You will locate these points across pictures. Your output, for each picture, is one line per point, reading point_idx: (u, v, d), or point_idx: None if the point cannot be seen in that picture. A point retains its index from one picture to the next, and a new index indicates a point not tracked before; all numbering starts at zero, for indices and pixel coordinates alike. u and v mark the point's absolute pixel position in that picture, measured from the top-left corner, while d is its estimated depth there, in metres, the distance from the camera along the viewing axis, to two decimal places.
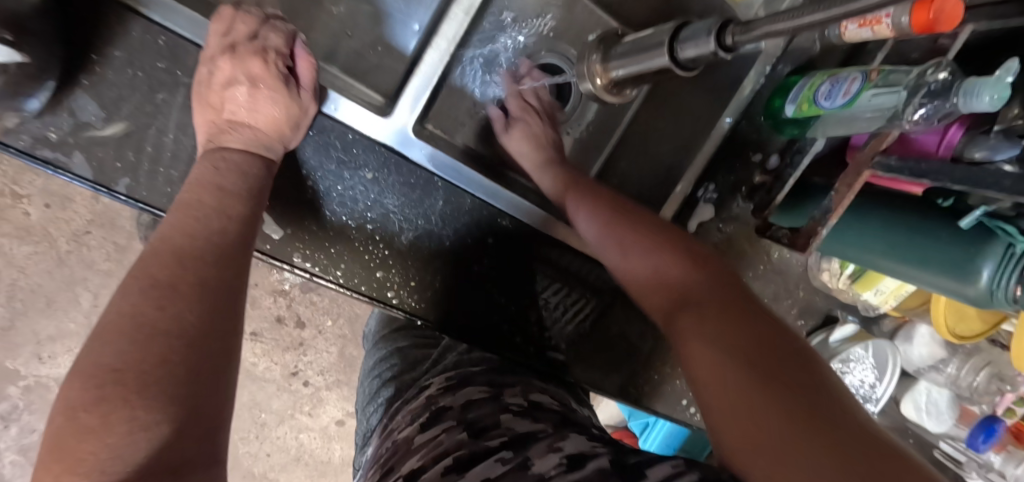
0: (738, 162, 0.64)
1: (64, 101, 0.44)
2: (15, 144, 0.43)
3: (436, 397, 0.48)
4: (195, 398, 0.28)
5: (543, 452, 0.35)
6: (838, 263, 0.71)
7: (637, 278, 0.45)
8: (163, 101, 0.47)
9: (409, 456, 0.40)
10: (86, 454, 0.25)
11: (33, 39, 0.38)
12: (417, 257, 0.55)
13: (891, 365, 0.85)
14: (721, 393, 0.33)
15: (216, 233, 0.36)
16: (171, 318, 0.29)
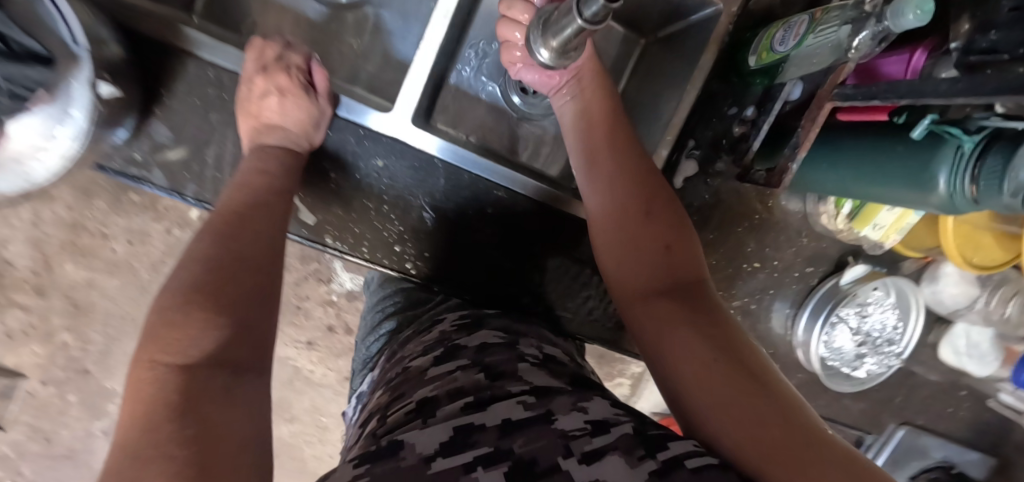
0: (714, 116, 0.69)
1: (144, 129, 0.55)
2: (111, 165, 0.55)
3: (452, 336, 0.51)
4: (246, 317, 0.37)
5: (567, 409, 0.37)
6: (834, 204, 0.73)
7: (636, 251, 0.49)
8: (215, 120, 0.56)
9: (422, 386, 0.43)
10: (173, 336, 0.33)
11: (123, 78, 0.49)
12: (428, 232, 0.64)
13: (914, 303, 0.84)
14: (707, 368, 0.39)
15: (267, 205, 0.46)
16: (234, 258, 0.39)
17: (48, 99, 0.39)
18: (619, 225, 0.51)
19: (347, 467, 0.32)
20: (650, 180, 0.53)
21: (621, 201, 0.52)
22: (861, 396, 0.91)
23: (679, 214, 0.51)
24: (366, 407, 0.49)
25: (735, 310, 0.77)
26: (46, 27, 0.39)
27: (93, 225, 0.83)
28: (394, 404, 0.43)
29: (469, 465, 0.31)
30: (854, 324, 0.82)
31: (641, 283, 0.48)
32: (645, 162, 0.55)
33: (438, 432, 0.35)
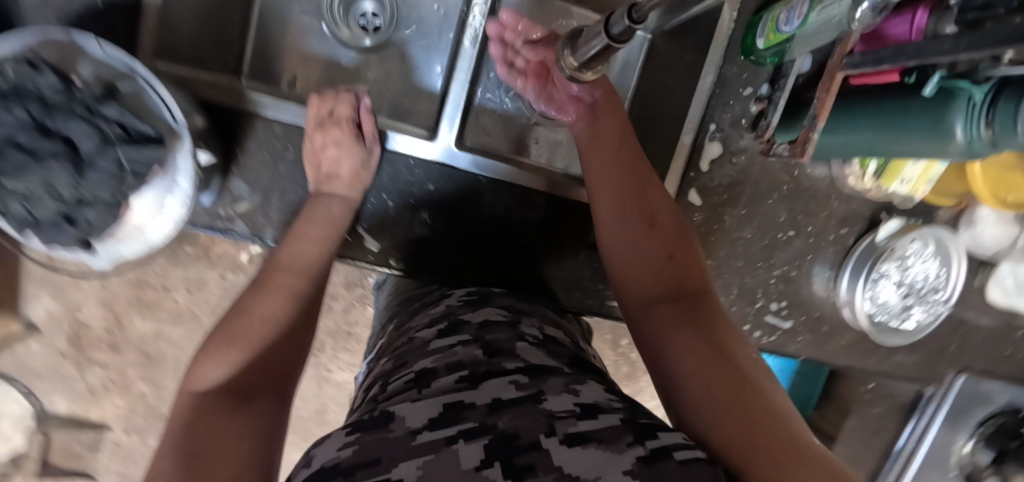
0: (730, 97, 0.73)
1: (225, 186, 0.61)
2: (200, 221, 0.61)
3: (457, 312, 0.55)
4: (267, 365, 0.48)
5: (557, 391, 0.38)
6: (859, 165, 0.75)
7: (643, 259, 0.55)
8: (285, 169, 0.63)
9: (425, 358, 0.46)
10: (209, 366, 0.47)
11: (209, 145, 0.55)
12: (480, 242, 0.71)
13: (954, 249, 0.84)
14: (697, 361, 0.43)
15: (302, 256, 0.56)
16: (267, 312, 0.52)
17: (158, 173, 0.46)
18: (625, 235, 0.56)
19: (338, 436, 0.35)
20: (652, 193, 0.58)
21: (625, 212, 0.57)
22: (913, 350, 0.90)
23: (680, 229, 0.57)
24: (372, 373, 0.54)
25: (776, 279, 0.79)
26: (149, 112, 0.46)
27: (158, 278, 0.90)
28: (395, 375, 0.46)
29: (451, 438, 0.32)
30: (896, 277, 0.84)
31: (647, 289, 0.53)
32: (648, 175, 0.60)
33: (429, 408, 0.36)
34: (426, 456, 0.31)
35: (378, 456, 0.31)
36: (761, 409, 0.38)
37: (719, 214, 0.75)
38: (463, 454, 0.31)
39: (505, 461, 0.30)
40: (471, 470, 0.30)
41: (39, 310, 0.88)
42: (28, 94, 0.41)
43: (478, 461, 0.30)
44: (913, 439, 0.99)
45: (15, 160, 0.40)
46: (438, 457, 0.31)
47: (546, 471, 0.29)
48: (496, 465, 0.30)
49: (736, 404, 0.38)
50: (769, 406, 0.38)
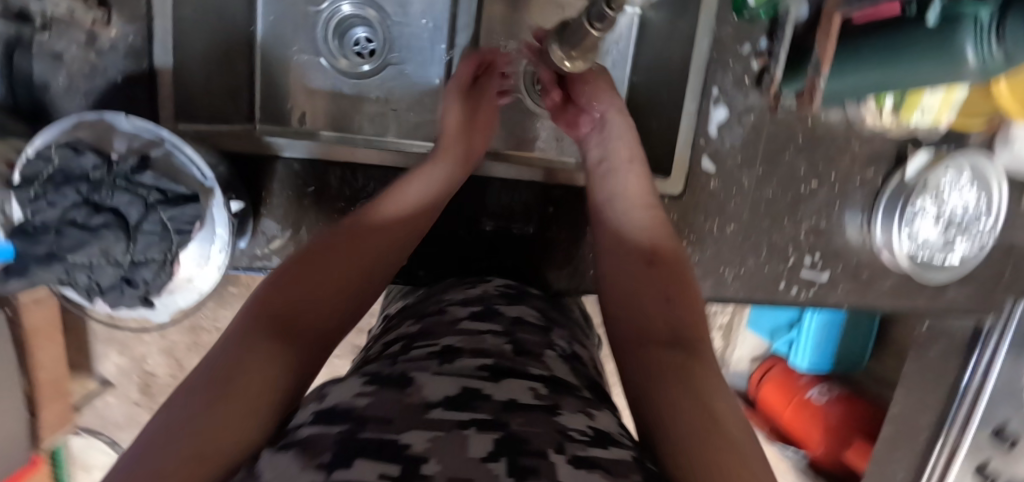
0: (730, 58, 0.71)
1: (258, 228, 0.65)
2: (241, 264, 0.66)
3: (493, 299, 0.59)
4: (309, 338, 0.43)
5: (574, 410, 0.39)
6: (875, 102, 0.72)
7: (636, 299, 0.53)
8: (308, 205, 0.66)
9: (452, 334, 0.49)
10: (269, 308, 0.43)
11: (237, 194, 0.59)
12: (501, 244, 0.74)
13: (994, 175, 0.78)
14: (679, 397, 0.41)
15: (383, 230, 0.54)
16: (334, 287, 0.47)
17: (198, 228, 0.50)
18: (621, 277, 0.56)
19: (353, 385, 0.38)
20: (652, 237, 0.58)
21: (623, 254, 0.58)
22: (964, 283, 0.86)
23: (680, 277, 0.55)
24: (397, 329, 0.57)
25: (805, 233, 0.77)
26: (181, 173, 0.49)
27: (210, 321, 0.96)
28: (418, 340, 0.49)
29: (463, 422, 0.33)
30: (934, 209, 0.78)
31: (634, 326, 0.51)
32: (648, 213, 0.60)
33: (447, 386, 0.38)
34: (435, 430, 0.31)
35: (390, 416, 0.33)
36: (728, 453, 0.36)
37: (736, 177, 0.74)
38: (472, 440, 0.31)
39: (511, 459, 0.29)
40: (476, 459, 0.29)
41: (109, 367, 0.96)
42: (76, 176, 0.45)
43: (485, 452, 0.29)
44: (979, 374, 0.93)
45: (74, 238, 0.44)
46: (448, 435, 0.31)
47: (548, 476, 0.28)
48: (502, 459, 0.29)
49: (700, 441, 0.37)
50: (739, 454, 0.36)
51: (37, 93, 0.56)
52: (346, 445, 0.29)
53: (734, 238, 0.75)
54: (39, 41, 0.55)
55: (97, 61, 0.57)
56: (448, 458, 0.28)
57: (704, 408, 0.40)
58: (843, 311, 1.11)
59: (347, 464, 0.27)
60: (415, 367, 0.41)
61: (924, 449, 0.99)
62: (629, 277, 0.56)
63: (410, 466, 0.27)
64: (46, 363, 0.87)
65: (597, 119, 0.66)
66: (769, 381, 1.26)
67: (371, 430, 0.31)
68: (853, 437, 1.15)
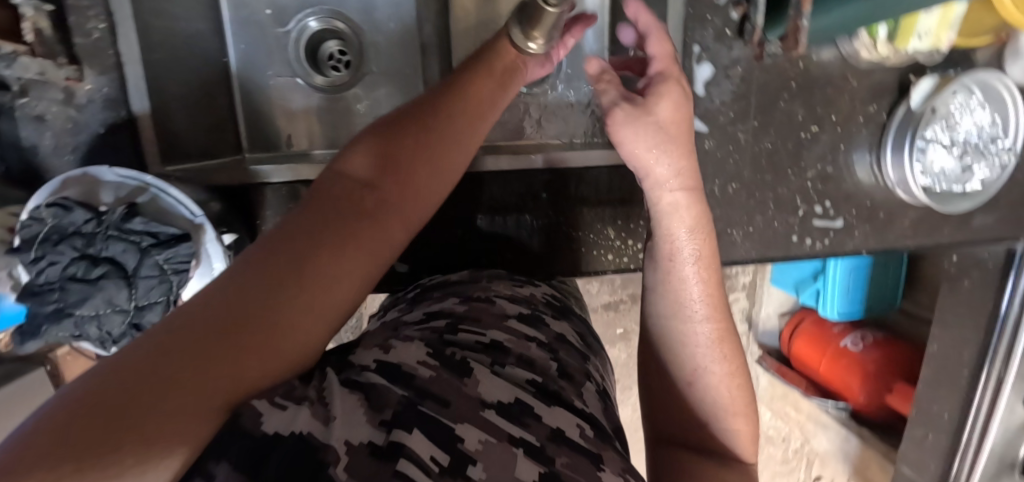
0: (707, 11, 0.67)
1: None
2: None
3: (540, 308, 0.58)
4: (339, 282, 0.30)
5: (616, 471, 0.35)
6: (868, 33, 0.66)
7: (678, 405, 0.46)
8: None
9: (499, 329, 0.48)
10: (297, 235, 0.30)
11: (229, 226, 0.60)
12: (504, 237, 0.73)
13: (1006, 92, 0.72)
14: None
15: (444, 145, 0.38)
16: (382, 219, 0.33)
17: (196, 265, 0.49)
18: (664, 372, 0.47)
19: (419, 350, 0.38)
20: (716, 351, 0.45)
21: (676, 356, 0.46)
22: (989, 208, 0.81)
23: (732, 404, 0.45)
24: (442, 301, 0.56)
25: (813, 180, 0.73)
26: (170, 214, 0.49)
27: None
28: (465, 322, 0.47)
29: (514, 437, 0.32)
30: (947, 138, 0.73)
31: (671, 431, 0.47)
32: (714, 323, 0.46)
33: (502, 390, 0.37)
34: (488, 435, 0.31)
35: (449, 399, 0.33)
36: None
37: (731, 133, 0.71)
38: (520, 464, 0.30)
39: None
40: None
41: None
42: (70, 233, 0.46)
43: (532, 478, 0.29)
44: (1018, 300, 0.85)
45: (79, 292, 0.46)
46: (498, 442, 0.31)
47: None
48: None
49: None
50: None
51: (28, 155, 0.58)
52: (409, 411, 0.30)
53: (738, 198, 0.73)
54: (20, 105, 0.57)
55: (78, 116, 0.58)
56: (496, 467, 0.29)
57: None
58: (868, 256, 1.10)
59: (404, 429, 0.29)
60: (467, 355, 0.40)
61: (968, 386, 0.93)
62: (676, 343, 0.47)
63: (458, 462, 0.28)
64: None
65: (659, 206, 0.50)
66: (801, 335, 1.25)
67: (430, 406, 0.32)
68: (893, 382, 1.12)
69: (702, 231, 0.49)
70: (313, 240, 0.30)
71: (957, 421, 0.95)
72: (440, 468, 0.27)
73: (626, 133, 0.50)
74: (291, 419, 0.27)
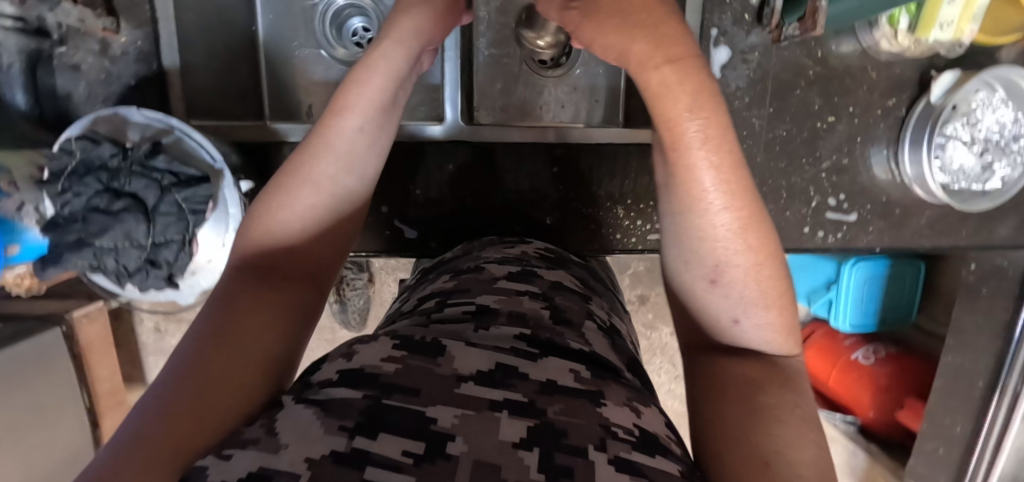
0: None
1: None
2: None
3: (530, 262, 0.59)
4: (262, 335, 0.35)
5: (620, 402, 0.35)
6: (888, 23, 0.65)
7: (698, 306, 0.42)
8: None
9: (488, 293, 0.48)
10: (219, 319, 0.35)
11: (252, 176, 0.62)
12: (510, 209, 0.74)
13: None
14: (724, 425, 0.35)
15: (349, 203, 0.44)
16: (291, 283, 0.39)
17: (213, 208, 0.51)
18: (685, 273, 0.42)
19: (383, 347, 0.35)
20: (739, 244, 0.39)
21: (687, 253, 0.41)
22: (1010, 213, 0.79)
23: (763, 297, 0.39)
24: (432, 284, 0.57)
25: (827, 172, 0.73)
26: (193, 157, 0.52)
27: None
28: (454, 297, 0.48)
29: (495, 403, 0.31)
30: (967, 136, 0.71)
31: (703, 330, 0.42)
32: (732, 213, 0.39)
33: (480, 360, 0.35)
34: (466, 409, 0.30)
35: (419, 387, 0.31)
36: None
37: (745, 119, 0.71)
38: (504, 426, 0.29)
39: (545, 450, 0.28)
40: (508, 444, 0.28)
41: None
42: (96, 167, 0.48)
43: (518, 437, 0.28)
44: None
45: (99, 223, 0.47)
46: (476, 413, 0.30)
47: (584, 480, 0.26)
48: (536, 450, 0.28)
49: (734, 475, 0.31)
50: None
51: (63, 103, 0.61)
52: (373, 415, 0.28)
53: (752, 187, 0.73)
54: (58, 54, 0.59)
55: (113, 67, 0.61)
56: (477, 436, 0.28)
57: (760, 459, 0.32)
58: (886, 258, 1.09)
59: (370, 436, 0.26)
60: (450, 331, 0.40)
61: (982, 400, 0.89)
62: (690, 243, 0.41)
63: (434, 445, 0.26)
64: (102, 375, 1.05)
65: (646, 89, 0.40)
66: (812, 346, 1.21)
67: (397, 399, 0.29)
68: (906, 398, 1.09)
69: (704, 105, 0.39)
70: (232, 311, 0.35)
71: (969, 436, 0.92)
72: (415, 458, 0.26)
73: (595, 30, 0.41)
74: (233, 467, 0.24)
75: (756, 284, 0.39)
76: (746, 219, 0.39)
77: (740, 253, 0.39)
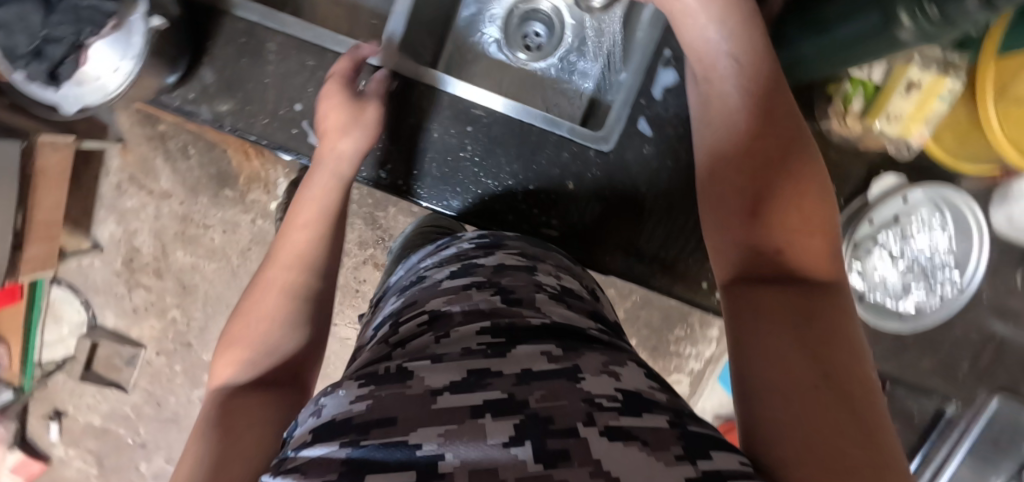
0: None
1: (195, 73, 0.66)
2: (200, 112, 0.67)
3: (470, 254, 0.53)
4: (259, 409, 0.46)
5: (596, 370, 0.34)
6: (841, 101, 0.63)
7: (736, 239, 0.44)
8: (247, 62, 0.66)
9: (437, 296, 0.46)
10: (230, 412, 0.46)
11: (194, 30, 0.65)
12: (418, 149, 0.68)
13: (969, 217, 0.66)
14: (780, 397, 0.32)
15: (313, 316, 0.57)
16: (275, 379, 0.51)
17: (112, 27, 0.56)
18: (728, 207, 0.46)
19: (351, 388, 0.35)
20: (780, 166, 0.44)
21: (734, 197, 0.46)
22: (930, 350, 0.72)
23: (805, 218, 0.42)
24: (381, 310, 0.54)
25: None
26: None
27: None
28: (407, 312, 0.46)
29: (477, 410, 0.31)
30: (897, 247, 0.68)
31: (744, 268, 0.43)
32: (772, 140, 0.46)
33: (451, 373, 0.34)
34: (448, 423, 0.29)
35: (394, 415, 0.30)
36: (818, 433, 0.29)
37: (674, 148, 0.68)
38: (491, 426, 0.29)
39: (536, 441, 0.28)
40: (500, 444, 0.27)
41: (104, 233, 1.30)
42: None
43: (508, 436, 0.28)
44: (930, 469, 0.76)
45: None
46: (461, 425, 0.29)
47: (582, 463, 0.26)
48: (527, 444, 0.27)
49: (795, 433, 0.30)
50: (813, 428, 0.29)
51: None
52: (358, 462, 0.27)
53: (656, 208, 0.69)
54: None
55: None
56: (466, 446, 0.27)
57: (816, 387, 0.31)
58: None
59: None
60: (413, 349, 0.39)
61: None
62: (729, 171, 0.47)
63: (425, 469, 0.26)
64: (45, 205, 1.09)
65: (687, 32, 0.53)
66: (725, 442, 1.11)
67: (375, 436, 0.29)
68: None
69: (741, 25, 0.50)
70: (230, 411, 0.46)
71: None
72: None
73: None
74: None
75: (800, 206, 0.43)
76: (783, 148, 0.45)
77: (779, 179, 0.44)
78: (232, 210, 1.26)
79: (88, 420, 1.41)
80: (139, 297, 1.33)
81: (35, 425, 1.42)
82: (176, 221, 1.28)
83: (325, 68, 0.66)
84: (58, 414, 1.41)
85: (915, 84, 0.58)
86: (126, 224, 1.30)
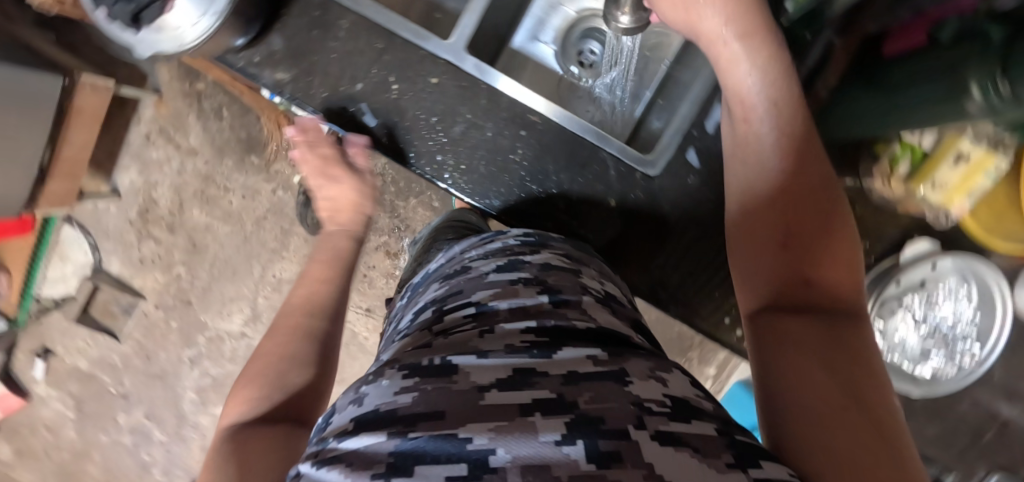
0: None
1: (264, 38, 0.67)
2: (262, 76, 0.68)
3: (517, 250, 0.54)
4: (269, 441, 0.51)
5: (644, 376, 0.35)
6: (889, 162, 0.64)
7: (766, 269, 0.45)
8: (316, 35, 0.67)
9: (484, 289, 0.47)
10: (241, 447, 0.51)
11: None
12: (468, 145, 0.69)
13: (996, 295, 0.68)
14: (812, 416, 0.32)
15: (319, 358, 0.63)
16: (285, 412, 0.56)
17: None
18: (757, 238, 0.47)
19: (395, 377, 0.35)
20: (812, 203, 0.46)
21: (763, 225, 0.47)
22: (933, 419, 0.73)
23: (833, 254, 0.44)
24: (421, 295, 0.54)
25: None
26: None
27: None
28: (450, 301, 0.47)
29: (525, 408, 0.31)
30: (921, 312, 0.70)
31: (771, 298, 0.44)
32: (806, 174, 0.47)
33: (498, 369, 0.35)
34: (498, 419, 0.30)
35: (441, 410, 0.31)
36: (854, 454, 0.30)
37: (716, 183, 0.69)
38: (541, 425, 0.29)
39: (588, 442, 0.28)
40: (551, 443, 0.27)
41: (125, 180, 1.30)
42: None
43: (560, 433, 0.28)
44: None
45: None
46: (511, 422, 0.29)
47: (635, 465, 0.26)
48: (580, 444, 0.27)
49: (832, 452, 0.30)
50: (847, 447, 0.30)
51: None
52: (403, 453, 0.28)
53: (690, 237, 0.69)
54: None
55: None
56: (517, 442, 0.28)
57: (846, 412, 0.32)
58: None
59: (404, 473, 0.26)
60: (456, 341, 0.39)
61: None
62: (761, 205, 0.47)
63: (476, 463, 0.27)
64: (75, 143, 1.08)
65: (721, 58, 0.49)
66: None
67: (423, 428, 0.29)
68: None
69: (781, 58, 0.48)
70: (243, 446, 0.50)
71: None
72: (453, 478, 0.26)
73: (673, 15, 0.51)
74: None
75: (829, 243, 0.44)
76: (815, 185, 0.46)
77: (808, 214, 0.45)
78: (255, 176, 1.26)
79: (75, 364, 1.39)
80: (147, 249, 1.33)
81: (20, 360, 1.40)
82: (198, 180, 1.28)
83: (391, 53, 0.67)
84: (45, 353, 1.40)
85: (965, 156, 0.60)
86: (148, 175, 1.30)
